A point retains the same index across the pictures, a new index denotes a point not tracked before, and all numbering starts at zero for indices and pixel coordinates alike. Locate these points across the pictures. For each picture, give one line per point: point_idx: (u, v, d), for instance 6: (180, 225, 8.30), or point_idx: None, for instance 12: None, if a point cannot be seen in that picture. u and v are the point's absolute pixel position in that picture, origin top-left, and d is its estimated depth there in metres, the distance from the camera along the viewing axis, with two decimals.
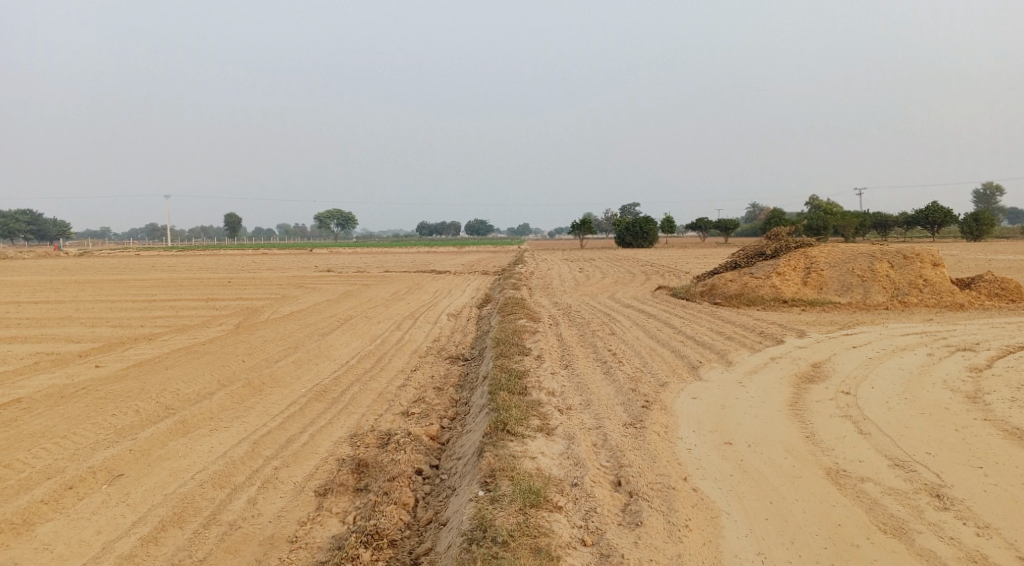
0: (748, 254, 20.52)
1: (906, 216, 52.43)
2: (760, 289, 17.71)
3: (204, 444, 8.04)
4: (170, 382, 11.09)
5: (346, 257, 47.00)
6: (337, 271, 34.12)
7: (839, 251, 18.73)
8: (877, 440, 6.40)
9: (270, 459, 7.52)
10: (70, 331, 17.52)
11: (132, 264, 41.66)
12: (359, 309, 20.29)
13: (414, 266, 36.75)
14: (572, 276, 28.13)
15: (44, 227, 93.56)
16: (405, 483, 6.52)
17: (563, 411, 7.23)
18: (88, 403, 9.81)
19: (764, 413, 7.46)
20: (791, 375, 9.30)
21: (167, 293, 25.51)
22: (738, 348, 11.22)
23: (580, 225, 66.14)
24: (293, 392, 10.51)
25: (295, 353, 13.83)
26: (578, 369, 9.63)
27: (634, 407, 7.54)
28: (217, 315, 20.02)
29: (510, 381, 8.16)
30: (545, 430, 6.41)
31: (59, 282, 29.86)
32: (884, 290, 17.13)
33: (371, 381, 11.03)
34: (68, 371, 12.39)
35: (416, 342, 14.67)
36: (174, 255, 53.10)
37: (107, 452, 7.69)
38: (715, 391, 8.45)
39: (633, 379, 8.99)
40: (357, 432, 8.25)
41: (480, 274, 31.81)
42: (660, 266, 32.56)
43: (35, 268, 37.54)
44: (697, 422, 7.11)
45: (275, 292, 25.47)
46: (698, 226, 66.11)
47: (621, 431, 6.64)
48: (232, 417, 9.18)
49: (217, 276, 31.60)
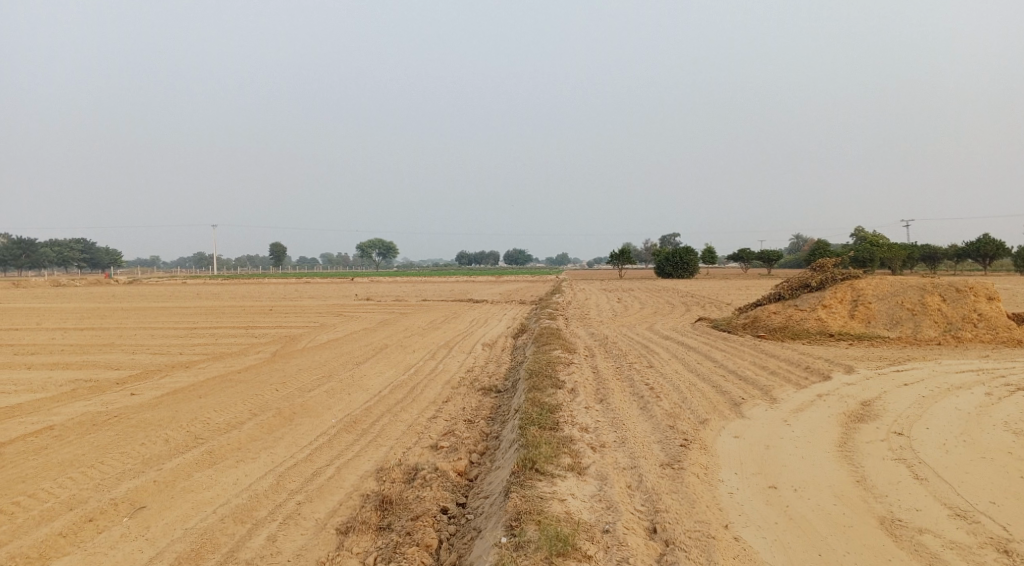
0: (792, 286, 19.94)
1: (957, 248, 50.82)
2: (804, 322, 17.14)
3: (229, 476, 7.90)
4: (202, 411, 11.05)
5: (385, 286, 47.24)
6: (375, 300, 34.30)
7: (887, 283, 18.06)
8: (935, 486, 5.92)
9: (293, 493, 7.32)
10: (111, 358, 17.76)
11: (177, 290, 42.52)
12: (395, 338, 20.21)
13: (452, 295, 36.76)
14: (609, 307, 27.73)
15: (97, 256, 96.55)
16: (430, 523, 6.26)
17: (596, 449, 6.90)
18: (119, 432, 9.79)
19: (812, 454, 7.02)
20: (839, 414, 8.81)
21: (207, 320, 25.84)
22: (783, 384, 10.73)
23: (619, 255, 65.63)
24: (323, 422, 10.36)
25: (329, 382, 13.73)
26: (614, 403, 9.28)
27: (671, 445, 7.18)
28: (255, 343, 20.12)
29: (542, 415, 7.86)
30: (576, 470, 6.08)
31: (105, 309, 30.55)
32: (936, 324, 16.41)
33: (403, 412, 10.82)
34: (103, 398, 12.46)
35: (450, 373, 14.47)
36: (218, 282, 54.07)
37: (131, 482, 7.60)
38: (758, 429, 8.03)
39: (671, 415, 8.61)
40: (384, 466, 8.02)
41: (518, 303, 31.57)
42: (701, 297, 31.95)
43: (84, 295, 38.61)
44: (738, 463, 6.72)
45: (313, 320, 25.59)
46: (740, 257, 65.07)
47: (657, 472, 6.28)
48: (260, 448, 9.05)
49: (257, 304, 31.97)
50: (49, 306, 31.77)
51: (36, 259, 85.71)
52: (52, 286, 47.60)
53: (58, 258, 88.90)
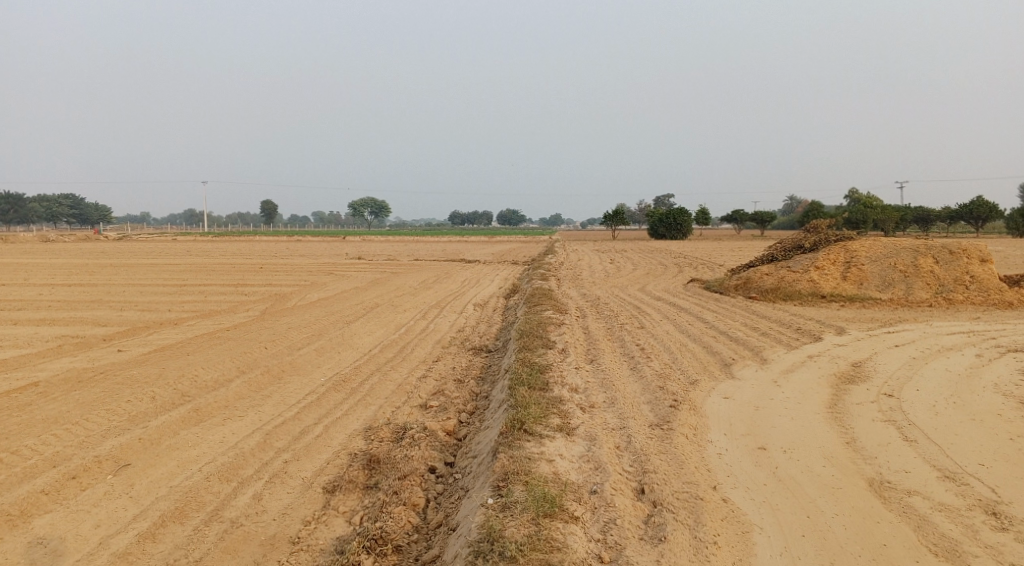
0: (785, 247, 19.85)
1: (950, 211, 50.79)
2: (796, 284, 17.09)
3: (215, 434, 7.83)
4: (189, 368, 10.95)
5: (377, 245, 46.97)
6: (366, 258, 34.09)
7: (881, 245, 17.98)
8: (924, 448, 5.90)
9: (280, 451, 7.26)
10: (99, 314, 17.60)
11: (168, 247, 42.15)
12: (386, 297, 20.10)
13: (445, 254, 36.61)
14: (602, 267, 27.68)
15: (86, 212, 95.63)
16: (417, 482, 6.22)
17: (585, 410, 6.84)
18: (105, 389, 9.69)
19: (802, 415, 6.98)
20: (830, 375, 8.78)
21: (197, 277, 25.64)
22: (774, 345, 10.69)
23: (612, 216, 65.36)
24: (311, 381, 10.29)
25: (318, 341, 13.64)
26: (604, 364, 9.22)
27: (661, 406, 7.13)
28: (244, 301, 19.98)
29: (532, 375, 7.79)
30: (565, 430, 6.03)
31: (94, 265, 30.27)
32: (928, 286, 16.39)
33: (392, 371, 10.75)
34: (90, 354, 12.34)
35: (441, 332, 14.40)
36: (210, 240, 53.64)
37: (116, 440, 7.52)
38: (748, 390, 7.99)
39: (662, 375, 8.56)
40: (372, 425, 7.96)
41: (511, 263, 31.45)
42: (694, 258, 31.90)
43: (74, 251, 38.29)
44: (728, 424, 6.67)
45: (303, 278, 25.43)
46: (733, 218, 64.93)
47: (647, 433, 6.23)
48: (248, 406, 8.98)
49: (248, 261, 31.75)
50: (37, 262, 31.40)
51: (25, 214, 84.66)
52: (41, 243, 47.11)
53: (46, 214, 87.88)
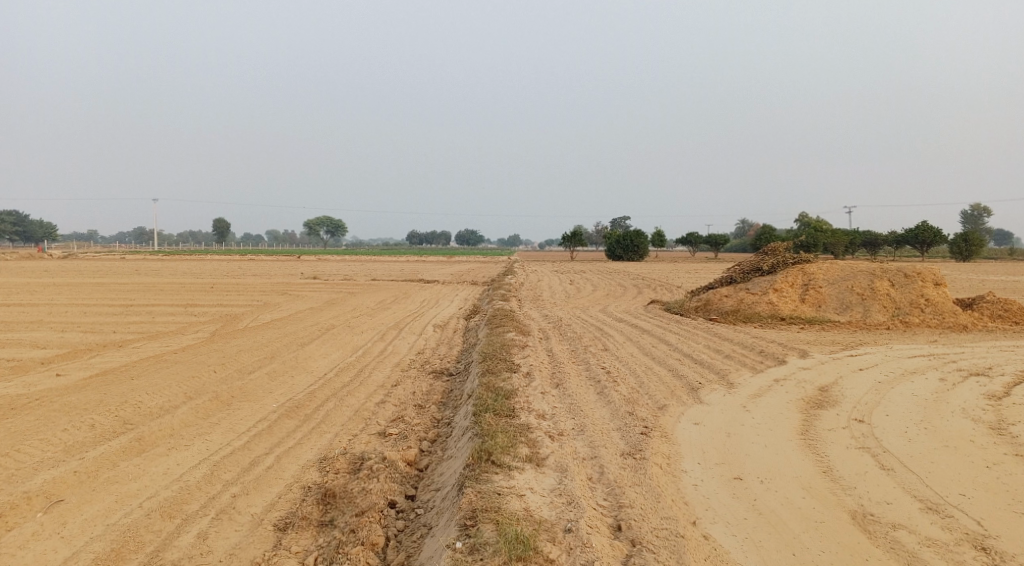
0: (744, 269, 19.95)
1: (896, 235, 52.21)
2: (756, 306, 17.15)
3: (159, 465, 7.30)
4: (133, 394, 10.33)
5: (333, 265, 46.14)
6: (322, 278, 33.39)
7: (838, 268, 18.20)
8: (903, 478, 5.77)
9: (228, 485, 6.77)
10: (38, 335, 16.69)
11: (115, 266, 40.65)
12: (343, 319, 19.56)
13: (403, 275, 36.16)
14: (562, 288, 27.55)
15: (30, 229, 92.39)
16: (376, 518, 5.83)
17: (554, 438, 6.54)
18: (39, 417, 9.04)
19: (774, 442, 6.82)
20: (798, 400, 8.66)
21: (145, 297, 24.68)
22: (739, 368, 10.56)
23: (571, 238, 65.59)
24: (263, 407, 9.78)
25: (271, 364, 13.09)
26: (570, 388, 8.94)
27: (631, 433, 6.87)
28: (194, 322, 19.24)
29: (497, 402, 7.48)
30: (534, 462, 5.71)
31: (36, 284, 28.99)
32: (884, 309, 16.59)
33: (349, 397, 10.30)
34: (25, 379, 11.59)
35: (400, 355, 13.97)
36: (159, 258, 51.98)
37: (49, 473, 6.94)
38: (717, 416, 7.79)
39: (629, 400, 8.32)
40: (328, 455, 7.52)
41: (470, 284, 31.12)
42: (653, 280, 32.01)
43: (13, 270, 36.66)
44: (701, 452, 6.45)
45: (257, 298, 24.67)
46: (688, 241, 65.79)
47: (619, 463, 5.96)
48: (195, 435, 8.45)
49: (199, 281, 30.76)
50: None
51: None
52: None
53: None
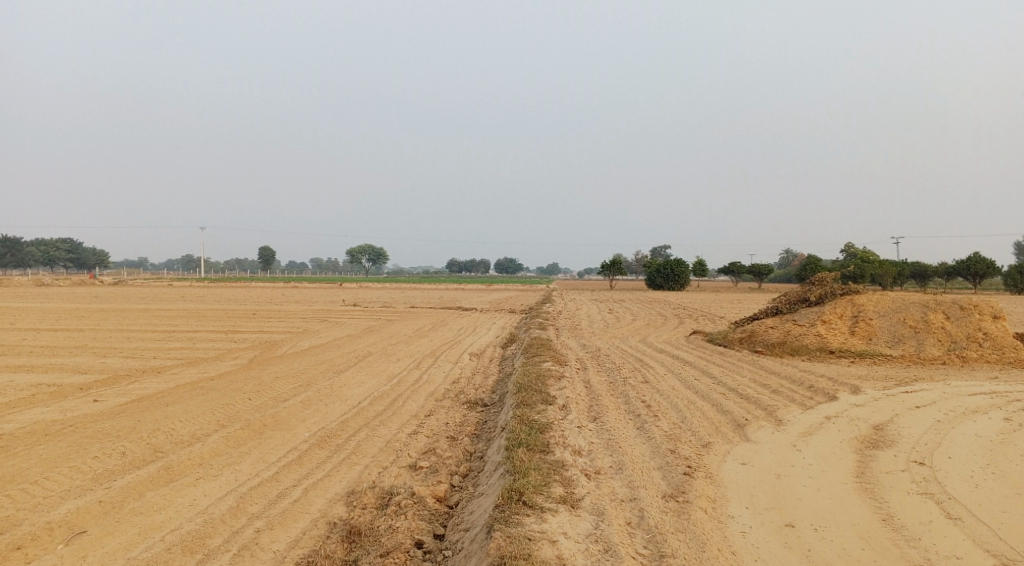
0: (790, 300, 19.34)
1: (948, 266, 50.49)
2: (803, 338, 16.57)
3: (185, 496, 7.13)
4: (166, 421, 10.27)
5: (374, 292, 46.44)
6: (361, 305, 33.50)
7: (889, 299, 17.51)
8: (972, 529, 5.32)
9: (253, 518, 6.57)
10: (81, 361, 16.90)
11: (162, 293, 41.47)
12: (379, 346, 19.45)
13: (441, 303, 36.16)
14: (601, 318, 27.13)
15: (84, 256, 95.31)
16: (401, 560, 5.60)
17: (591, 477, 6.20)
18: (71, 443, 9.00)
19: (828, 485, 6.38)
20: (852, 439, 8.16)
21: (187, 323, 24.97)
22: (788, 404, 10.04)
23: (610, 266, 65.05)
24: (295, 437, 9.62)
25: (306, 392, 12.95)
26: (609, 423, 8.57)
27: (673, 473, 6.49)
28: (233, 348, 19.33)
29: (531, 436, 7.18)
30: (569, 503, 5.38)
31: (84, 309, 29.66)
32: (939, 343, 15.83)
33: (382, 427, 10.06)
34: (63, 404, 11.66)
35: (434, 384, 13.74)
36: (205, 285, 52.97)
37: (74, 503, 6.83)
38: (766, 455, 7.36)
39: (671, 437, 7.91)
40: (356, 489, 7.28)
41: (508, 312, 30.87)
42: (694, 309, 31.33)
43: (65, 296, 37.67)
44: (749, 495, 6.05)
45: (296, 325, 24.79)
46: (730, 270, 64.65)
47: (660, 506, 5.58)
48: (224, 465, 8.30)
49: (241, 307, 31.14)
50: (26, 306, 30.82)
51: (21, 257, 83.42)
52: (30, 286, 46.11)
53: (43, 259, 87.33)
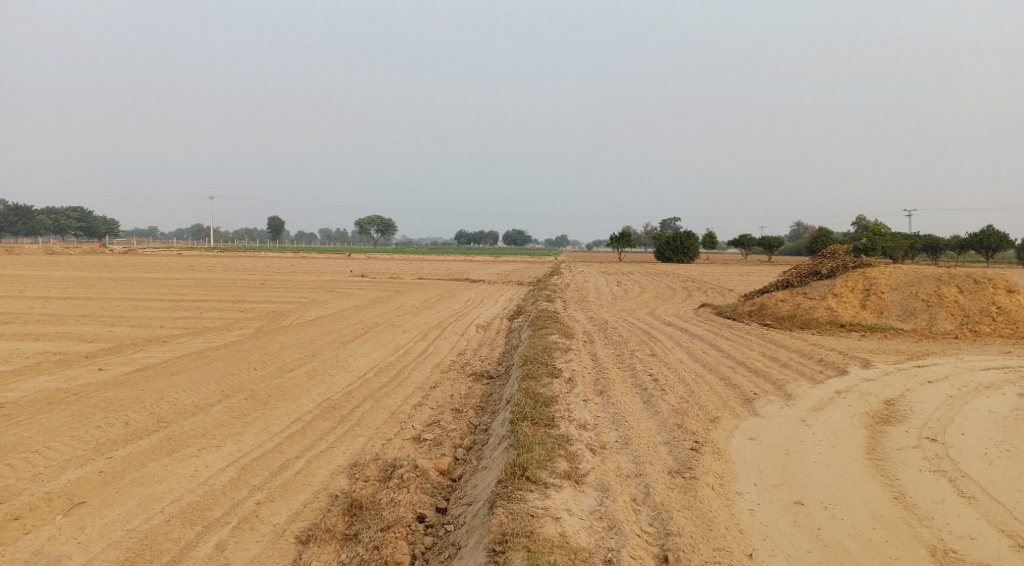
0: (801, 273, 19.08)
1: (960, 239, 49.86)
2: (813, 311, 16.37)
3: (186, 467, 7.08)
4: (170, 391, 10.22)
5: (383, 263, 46.34)
6: (369, 276, 33.45)
7: (901, 272, 17.25)
8: (987, 507, 5.20)
9: (254, 490, 6.50)
10: (88, 329, 16.90)
11: (171, 262, 41.52)
12: (386, 317, 19.38)
13: (449, 274, 36.07)
14: (609, 290, 26.96)
15: (94, 225, 95.79)
16: (402, 534, 5.53)
17: (596, 452, 6.08)
18: (74, 412, 8.96)
19: (838, 461, 6.25)
20: (863, 414, 8.00)
21: (195, 293, 24.96)
22: (797, 378, 9.90)
23: (619, 238, 64.68)
24: (299, 407, 9.55)
25: (312, 363, 12.88)
26: (615, 396, 8.44)
27: (680, 448, 6.37)
28: (240, 318, 19.29)
29: (536, 410, 7.07)
30: (573, 478, 5.27)
31: (93, 278, 29.72)
32: (952, 317, 15.60)
33: (386, 398, 9.98)
34: (68, 373, 11.63)
35: (441, 355, 13.66)
36: (214, 254, 53.13)
37: (74, 473, 6.78)
38: (775, 431, 7.22)
39: (678, 411, 7.78)
40: (359, 461, 7.21)
41: (516, 284, 30.75)
42: (703, 283, 31.12)
43: (76, 264, 37.92)
44: (757, 472, 5.92)
45: (303, 295, 24.76)
46: (739, 243, 64.20)
47: (666, 482, 5.46)
48: (227, 435, 8.25)
49: (250, 277, 31.11)
50: (36, 274, 30.91)
51: (31, 225, 83.82)
52: (40, 255, 46.29)
53: (54, 228, 87.69)
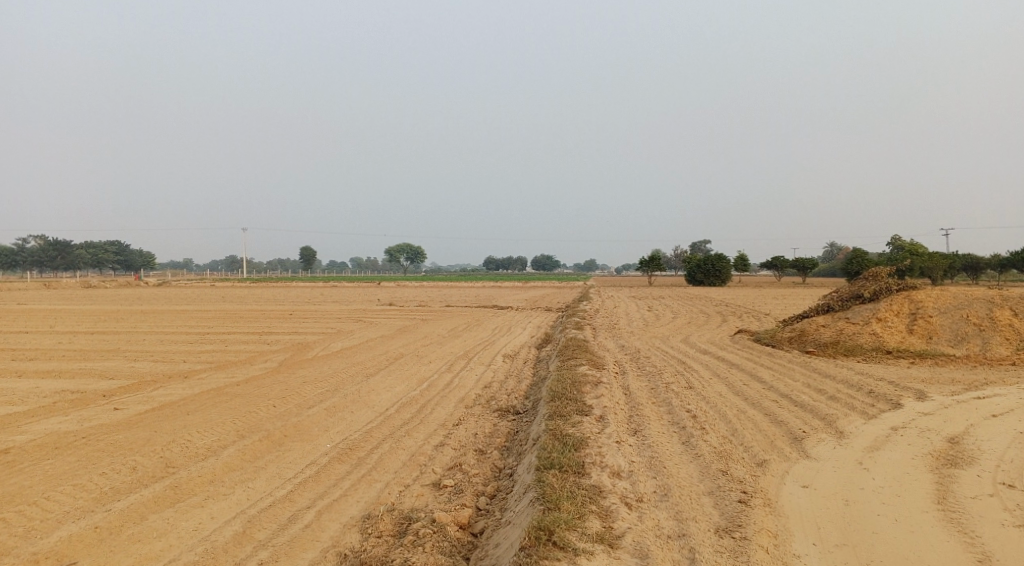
0: (841, 296, 18.21)
1: (1002, 258, 48.03)
2: (857, 337, 15.52)
3: (189, 520, 6.58)
4: (184, 432, 9.78)
5: (411, 291, 46.03)
6: (398, 305, 33.08)
7: (949, 295, 16.35)
8: None
9: (258, 548, 5.98)
10: (111, 365, 16.65)
11: (203, 293, 41.59)
12: (412, 348, 18.90)
13: (478, 301, 35.70)
14: (640, 316, 26.20)
15: (131, 258, 97.45)
16: None
17: (632, 505, 5.47)
18: (81, 458, 8.54)
19: (906, 512, 5.59)
20: (925, 454, 7.26)
21: (222, 325, 24.77)
22: (848, 413, 9.14)
23: (649, 261, 63.75)
24: (315, 449, 9.04)
25: (332, 398, 12.39)
26: (651, 437, 7.78)
27: (726, 500, 5.73)
28: (264, 351, 18.96)
29: (564, 455, 6.47)
30: (607, 542, 4.68)
31: (123, 311, 29.80)
32: (1007, 341, 14.64)
33: (406, 438, 9.42)
34: (83, 413, 11.27)
35: (466, 388, 13.11)
36: (243, 285, 53.39)
37: (69, 529, 6.32)
38: (830, 475, 6.54)
39: (721, 454, 7.11)
40: (373, 512, 6.67)
41: (545, 311, 30.15)
42: (738, 306, 30.21)
43: (110, 297, 38.33)
44: (816, 527, 5.28)
45: (329, 325, 24.45)
46: (772, 266, 62.83)
47: (713, 545, 4.86)
48: (237, 481, 7.76)
49: (278, 308, 30.95)
50: (70, 308, 31.15)
51: (71, 260, 85.64)
52: (78, 288, 47.13)
53: (92, 261, 89.19)
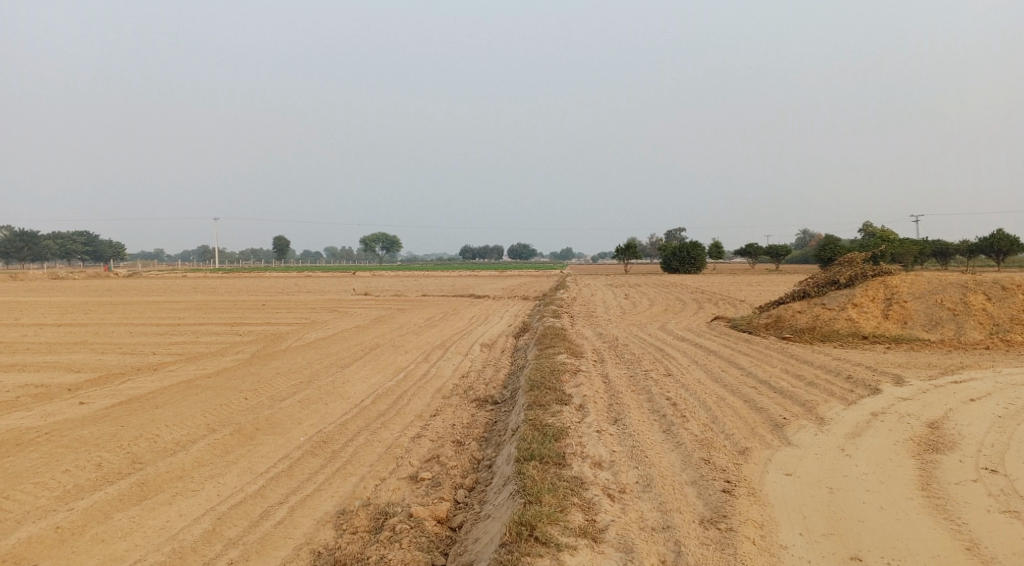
0: (817, 282, 18.26)
1: (971, 244, 48.71)
2: (833, 323, 15.56)
3: (156, 518, 6.32)
4: (152, 427, 9.46)
5: (387, 280, 45.60)
6: (373, 294, 32.75)
7: (924, 280, 16.45)
8: None
9: (228, 546, 5.76)
10: (77, 358, 16.19)
11: (174, 284, 40.88)
12: (388, 337, 18.63)
13: (454, 290, 35.44)
14: (617, 304, 26.18)
15: (100, 248, 95.57)
16: None
17: (614, 496, 5.33)
18: (43, 455, 8.22)
19: (891, 499, 5.52)
20: (907, 440, 7.21)
21: (193, 316, 24.28)
22: (828, 399, 9.10)
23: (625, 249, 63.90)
24: (288, 442, 8.80)
25: (306, 390, 12.11)
26: (631, 426, 7.65)
27: (710, 490, 5.61)
28: (236, 342, 18.58)
29: (544, 445, 6.30)
30: (590, 536, 4.53)
31: (92, 303, 29.11)
32: (981, 326, 14.76)
33: (382, 430, 9.20)
34: (46, 408, 10.90)
35: (443, 378, 12.91)
36: (215, 276, 52.55)
37: (28, 530, 6.05)
38: (813, 462, 6.45)
39: (703, 443, 6.99)
40: (348, 507, 6.46)
41: (521, 299, 30.00)
42: (714, 294, 30.33)
43: (78, 289, 37.47)
44: (802, 515, 5.19)
45: (304, 316, 24.07)
46: (747, 253, 63.29)
47: (698, 537, 4.74)
48: (207, 477, 7.50)
49: (251, 298, 30.43)
50: (36, 300, 30.37)
51: (38, 251, 83.76)
52: (44, 279, 46.10)
53: (59, 252, 87.33)
